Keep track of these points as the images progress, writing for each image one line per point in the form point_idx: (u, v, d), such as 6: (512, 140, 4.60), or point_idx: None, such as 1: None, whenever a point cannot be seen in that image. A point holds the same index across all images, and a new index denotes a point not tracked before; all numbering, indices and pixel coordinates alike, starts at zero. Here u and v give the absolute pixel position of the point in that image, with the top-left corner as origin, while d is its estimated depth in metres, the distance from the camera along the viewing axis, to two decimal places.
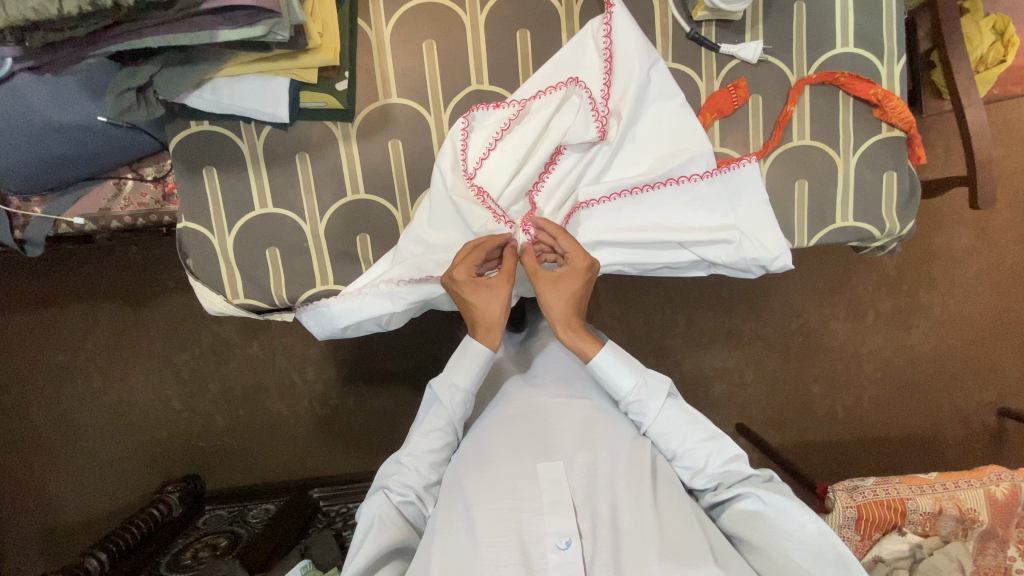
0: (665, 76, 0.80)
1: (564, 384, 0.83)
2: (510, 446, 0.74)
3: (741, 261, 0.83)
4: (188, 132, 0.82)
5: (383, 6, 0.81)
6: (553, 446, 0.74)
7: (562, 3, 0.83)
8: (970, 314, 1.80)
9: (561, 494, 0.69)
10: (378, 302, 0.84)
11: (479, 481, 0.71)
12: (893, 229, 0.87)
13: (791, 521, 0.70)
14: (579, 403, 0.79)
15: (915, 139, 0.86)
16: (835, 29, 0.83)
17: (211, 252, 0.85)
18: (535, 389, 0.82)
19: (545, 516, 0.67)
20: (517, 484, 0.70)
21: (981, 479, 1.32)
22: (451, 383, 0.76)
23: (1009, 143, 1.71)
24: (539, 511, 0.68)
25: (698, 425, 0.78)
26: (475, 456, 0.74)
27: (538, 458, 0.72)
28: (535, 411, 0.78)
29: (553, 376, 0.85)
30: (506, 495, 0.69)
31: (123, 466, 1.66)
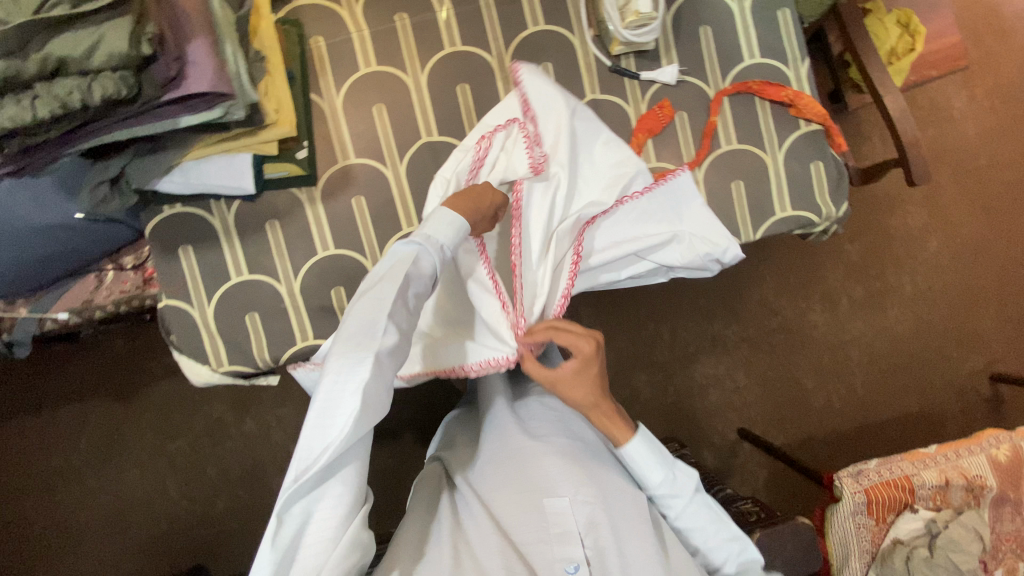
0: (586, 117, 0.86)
1: (567, 427, 0.82)
2: (516, 488, 0.74)
3: (696, 259, 0.89)
4: (163, 216, 0.87)
5: (332, 80, 0.89)
6: (556, 478, 0.74)
7: (494, 56, 0.91)
8: (940, 287, 1.86)
9: (568, 527, 0.70)
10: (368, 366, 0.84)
11: (489, 522, 0.72)
12: (830, 213, 0.93)
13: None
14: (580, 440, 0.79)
15: (833, 130, 0.94)
16: (741, 45, 0.93)
17: (193, 325, 0.88)
18: (537, 432, 0.80)
19: (553, 544, 0.69)
20: (525, 520, 0.71)
21: (980, 444, 1.33)
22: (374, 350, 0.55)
23: (938, 124, 1.84)
24: (545, 539, 0.69)
25: (720, 523, 0.76)
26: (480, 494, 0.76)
27: (544, 493, 0.72)
28: (535, 446, 0.77)
29: (550, 408, 0.85)
30: (515, 535, 0.70)
31: (124, 566, 1.61)
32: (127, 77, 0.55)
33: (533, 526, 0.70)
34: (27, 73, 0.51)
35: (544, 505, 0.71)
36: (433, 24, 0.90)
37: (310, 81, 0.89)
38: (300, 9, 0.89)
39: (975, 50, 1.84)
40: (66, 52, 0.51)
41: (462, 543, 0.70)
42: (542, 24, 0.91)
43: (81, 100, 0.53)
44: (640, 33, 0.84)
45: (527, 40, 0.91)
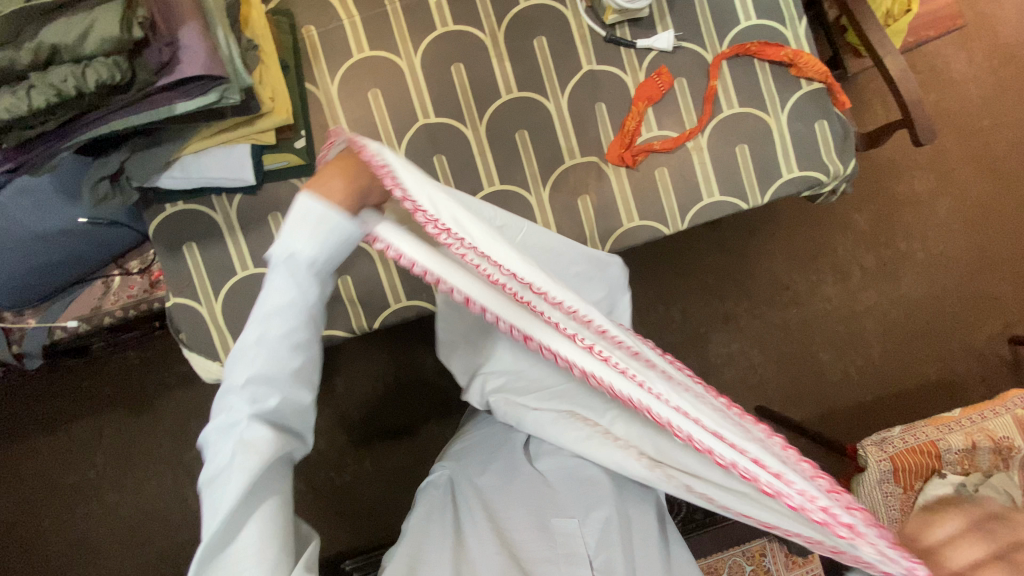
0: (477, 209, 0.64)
1: None
2: (525, 500, 0.74)
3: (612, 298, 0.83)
4: (166, 215, 0.87)
5: (326, 68, 0.89)
6: (566, 504, 0.73)
7: (486, 34, 0.90)
8: (953, 252, 1.83)
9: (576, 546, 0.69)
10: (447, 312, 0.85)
11: (491, 525, 0.71)
12: (838, 171, 0.92)
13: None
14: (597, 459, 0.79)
15: (836, 88, 0.92)
16: (736, 7, 0.91)
17: (202, 323, 0.88)
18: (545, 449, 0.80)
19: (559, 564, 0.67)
20: (533, 534, 0.69)
21: (1005, 405, 1.30)
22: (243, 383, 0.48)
23: (940, 86, 1.81)
24: (552, 558, 0.67)
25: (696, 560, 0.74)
26: (487, 500, 0.75)
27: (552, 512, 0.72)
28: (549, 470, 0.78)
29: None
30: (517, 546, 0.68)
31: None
32: (120, 62, 0.54)
33: (542, 543, 0.69)
34: (20, 63, 0.50)
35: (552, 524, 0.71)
36: (424, 5, 0.89)
37: (303, 71, 0.88)
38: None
39: (972, 9, 1.82)
40: (58, 39, 0.51)
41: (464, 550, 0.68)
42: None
43: (75, 86, 0.52)
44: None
45: (518, 16, 0.90)
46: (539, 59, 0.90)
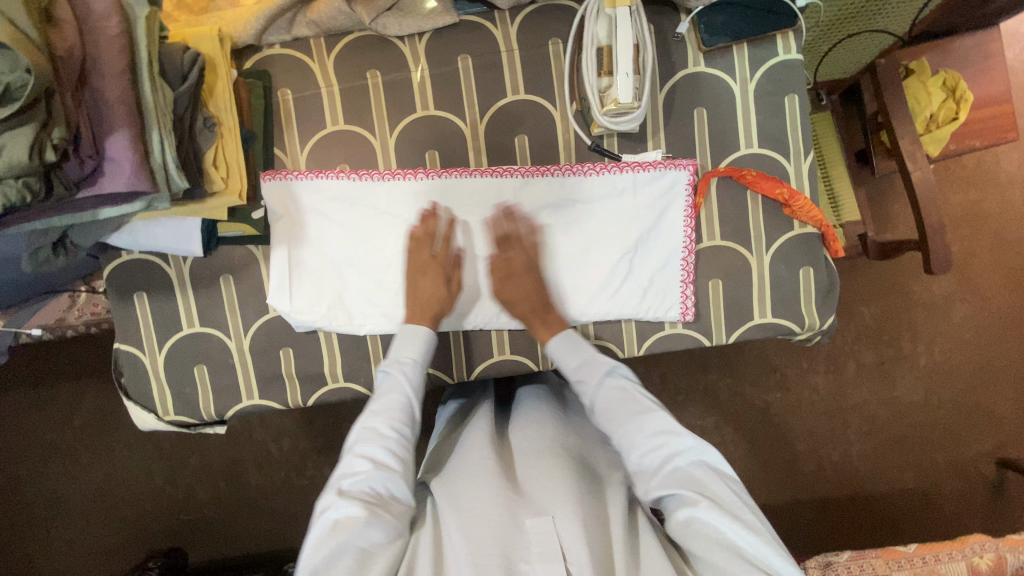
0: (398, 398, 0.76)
1: (543, 431, 0.85)
2: (505, 491, 0.75)
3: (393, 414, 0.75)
4: (120, 261, 0.87)
5: (297, 136, 0.85)
6: (543, 500, 0.74)
7: (468, 123, 0.86)
8: (957, 362, 1.74)
9: (550, 544, 0.69)
10: (394, 390, 0.77)
11: (470, 520, 0.72)
12: (814, 324, 0.87)
13: (563, 360, 0.81)
14: (555, 443, 0.83)
15: (831, 235, 0.85)
16: (738, 132, 0.85)
17: (144, 371, 0.89)
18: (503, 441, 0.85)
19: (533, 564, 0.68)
20: (511, 527, 0.71)
21: (963, 551, 1.25)
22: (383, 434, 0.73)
23: (982, 186, 1.68)
24: (528, 558, 0.69)
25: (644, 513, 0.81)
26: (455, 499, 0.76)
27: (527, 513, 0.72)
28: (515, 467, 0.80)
29: (534, 424, 0.88)
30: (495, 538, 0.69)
31: (112, 540, 1.74)
32: (32, 182, 0.52)
33: (516, 539, 0.70)
34: None
35: (525, 525, 0.71)
36: (407, 84, 0.85)
37: (273, 137, 0.85)
38: (269, 58, 0.84)
39: None
40: None
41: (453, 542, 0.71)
42: (522, 93, 0.85)
43: None
44: (619, 121, 0.78)
45: (503, 109, 0.85)
46: (519, 157, 0.86)
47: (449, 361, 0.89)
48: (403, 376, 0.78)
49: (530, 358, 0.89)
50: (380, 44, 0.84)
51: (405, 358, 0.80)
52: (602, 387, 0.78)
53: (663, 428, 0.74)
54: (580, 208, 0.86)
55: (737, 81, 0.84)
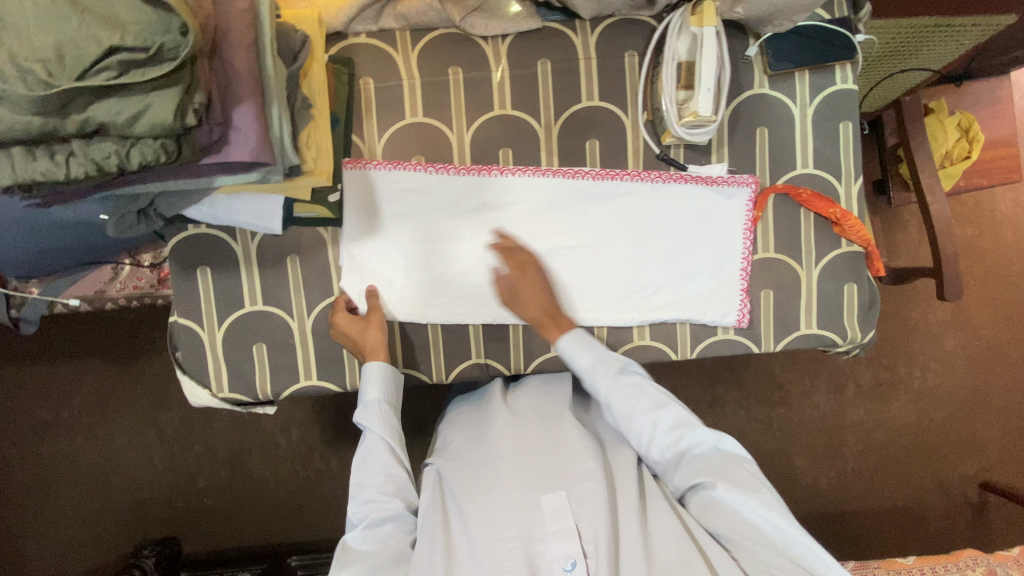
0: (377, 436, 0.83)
1: (550, 412, 0.87)
2: (519, 472, 0.78)
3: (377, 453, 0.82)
4: (186, 234, 0.87)
5: (376, 124, 0.87)
6: (556, 477, 0.77)
7: (542, 125, 0.89)
8: (948, 388, 1.83)
9: (566, 521, 0.73)
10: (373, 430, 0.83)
11: (488, 507, 0.75)
12: (855, 337, 0.92)
13: (576, 358, 0.85)
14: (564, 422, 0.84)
15: (875, 255, 0.91)
16: (796, 152, 0.90)
17: (200, 347, 0.88)
18: (513, 419, 0.87)
19: (552, 541, 0.72)
20: (524, 507, 0.75)
21: (957, 564, 1.32)
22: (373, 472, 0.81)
23: (979, 224, 1.79)
24: (545, 535, 0.72)
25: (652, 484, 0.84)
26: (471, 481, 0.79)
27: (542, 489, 0.76)
28: (525, 441, 0.83)
29: (541, 404, 0.89)
30: (515, 525, 0.73)
31: (105, 526, 1.68)
32: (168, 144, 0.53)
33: (534, 518, 0.74)
34: (66, 131, 0.50)
35: (542, 501, 0.75)
36: (487, 82, 0.88)
37: (353, 123, 0.87)
38: (354, 46, 0.86)
39: None
40: (109, 118, 0.50)
41: (470, 527, 0.74)
42: (596, 100, 0.89)
43: (118, 163, 0.53)
44: (694, 133, 0.82)
45: (577, 114, 0.89)
46: (589, 160, 0.90)
47: (507, 354, 0.91)
48: (376, 411, 0.84)
49: None
50: (464, 42, 0.87)
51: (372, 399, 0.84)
52: (616, 384, 0.83)
53: (678, 422, 0.81)
54: (643, 214, 0.90)
55: (797, 105, 0.90)
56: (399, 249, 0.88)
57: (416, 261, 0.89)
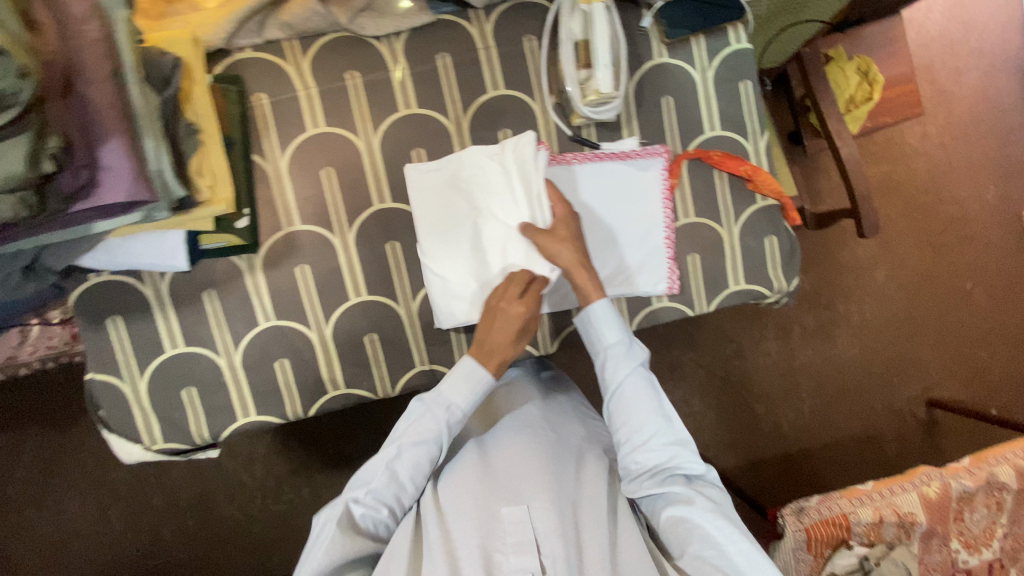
0: (433, 437, 0.81)
1: (529, 427, 0.87)
2: (488, 492, 0.78)
3: (428, 450, 0.81)
4: (88, 285, 0.82)
5: (277, 141, 0.83)
6: (520, 491, 0.78)
7: (451, 119, 0.87)
8: (886, 318, 1.93)
9: (525, 534, 0.74)
10: (434, 428, 0.81)
11: (456, 526, 0.75)
12: (781, 287, 0.95)
13: (603, 330, 0.83)
14: (540, 438, 0.85)
15: (789, 206, 0.94)
16: (702, 116, 0.92)
17: (125, 400, 0.83)
18: (494, 440, 0.87)
19: (510, 556, 0.72)
20: (487, 522, 0.75)
21: (912, 482, 1.41)
22: (405, 467, 0.80)
23: (892, 159, 1.89)
24: (503, 550, 0.73)
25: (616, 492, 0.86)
26: (443, 506, 0.79)
27: (507, 504, 0.76)
28: (497, 461, 0.83)
29: (518, 419, 0.89)
30: (479, 538, 0.73)
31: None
32: (28, 199, 0.50)
33: (496, 532, 0.74)
34: None
35: (503, 515, 0.75)
36: (386, 83, 0.85)
37: (251, 143, 0.82)
38: (241, 62, 0.82)
39: (929, 88, 1.88)
40: None
41: (434, 542, 0.74)
42: (501, 89, 0.88)
43: None
44: (600, 111, 0.83)
45: (484, 105, 0.88)
46: None
47: (450, 357, 0.90)
48: (455, 413, 0.82)
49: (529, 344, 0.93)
50: (356, 44, 0.84)
51: (456, 403, 0.82)
52: (632, 373, 0.83)
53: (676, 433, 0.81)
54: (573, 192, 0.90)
55: (697, 70, 0.92)
56: (324, 266, 0.85)
57: (342, 274, 0.86)
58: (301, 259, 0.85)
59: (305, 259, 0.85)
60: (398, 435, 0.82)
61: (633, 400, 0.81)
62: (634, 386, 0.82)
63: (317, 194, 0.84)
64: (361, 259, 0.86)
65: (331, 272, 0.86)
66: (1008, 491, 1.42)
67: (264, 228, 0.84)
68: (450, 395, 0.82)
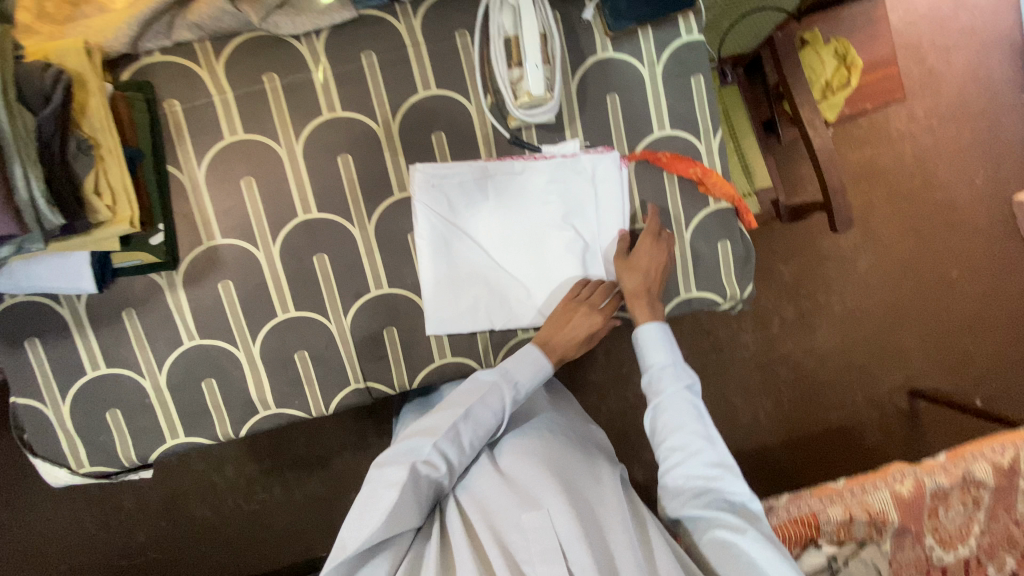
0: (496, 416, 0.80)
1: (537, 437, 0.85)
2: (508, 501, 0.75)
3: (485, 428, 0.79)
4: (3, 306, 0.78)
5: (193, 150, 0.78)
6: (536, 496, 0.75)
7: (380, 123, 0.82)
8: (871, 308, 1.87)
9: (549, 542, 0.70)
10: (499, 405, 0.80)
11: (482, 539, 0.72)
12: (735, 294, 0.91)
13: (651, 354, 0.83)
14: (550, 446, 0.83)
15: (744, 209, 0.90)
16: (651, 114, 0.87)
17: (47, 424, 0.81)
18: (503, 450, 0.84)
19: (536, 564, 0.70)
20: (509, 530, 0.73)
21: (886, 479, 1.27)
22: (459, 441, 0.78)
23: (878, 144, 1.81)
24: (531, 559, 0.70)
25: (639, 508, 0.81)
26: (466, 520, 0.76)
27: (525, 510, 0.73)
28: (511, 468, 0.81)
29: (525, 430, 0.86)
30: (503, 549, 0.70)
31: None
32: None
33: (519, 540, 0.71)
34: None
35: (524, 522, 0.72)
36: (309, 86, 0.80)
37: (165, 154, 0.78)
38: (150, 67, 0.77)
39: (916, 68, 1.79)
40: None
41: (461, 555, 0.71)
42: (433, 89, 0.82)
43: None
44: (533, 114, 0.78)
45: (415, 108, 0.82)
46: (437, 155, 0.84)
47: (387, 373, 0.86)
48: (518, 394, 0.81)
49: (471, 358, 0.88)
50: (274, 44, 0.79)
51: (521, 382, 0.82)
52: (677, 395, 0.79)
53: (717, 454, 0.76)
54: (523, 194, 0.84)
55: (645, 64, 0.86)
56: (249, 281, 0.81)
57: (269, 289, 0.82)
58: (224, 275, 0.81)
59: (229, 274, 0.81)
60: (456, 402, 0.79)
61: (675, 417, 0.78)
62: (678, 405, 0.78)
63: (238, 206, 0.80)
64: (288, 273, 0.82)
65: (257, 288, 0.82)
66: (986, 488, 1.28)
67: (183, 244, 0.80)
68: (518, 378, 0.82)
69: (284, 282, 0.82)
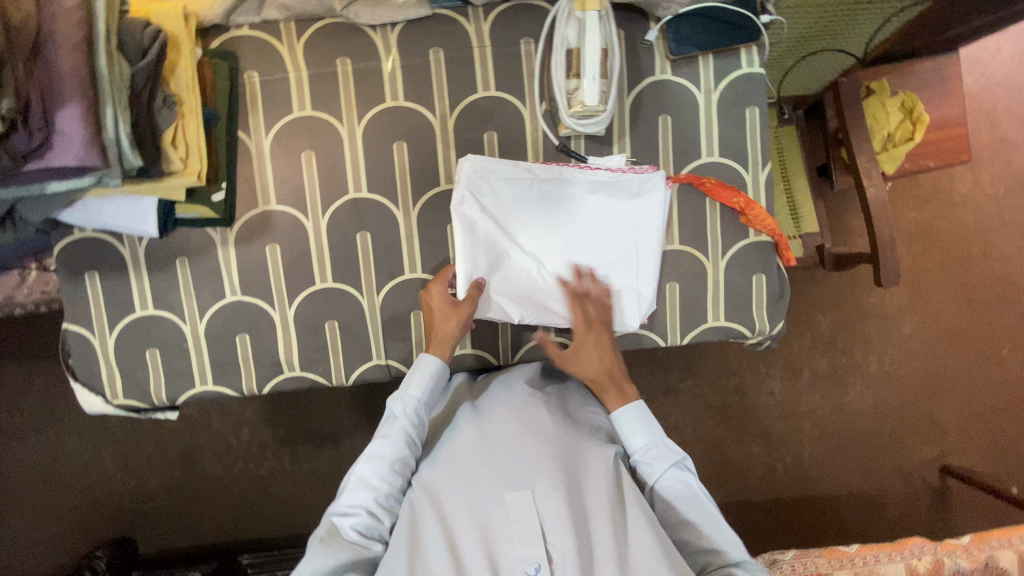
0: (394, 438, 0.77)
1: (519, 406, 0.79)
2: (486, 473, 0.71)
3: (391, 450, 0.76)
4: (72, 239, 0.85)
5: (262, 120, 0.84)
6: (520, 472, 0.71)
7: (437, 116, 0.86)
8: (909, 374, 1.79)
9: (530, 522, 0.66)
10: (399, 423, 0.78)
11: (454, 512, 0.69)
12: (763, 329, 0.90)
13: (629, 438, 0.79)
14: (536, 416, 0.78)
15: (783, 244, 0.89)
16: (700, 140, 0.87)
17: (93, 353, 0.87)
18: (486, 417, 0.79)
19: (514, 544, 0.66)
20: (486, 508, 0.69)
21: (901, 552, 1.20)
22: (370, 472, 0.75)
23: (938, 205, 1.75)
24: (508, 538, 0.66)
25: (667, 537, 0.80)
26: (438, 493, 0.72)
27: (507, 487, 0.69)
28: (484, 438, 0.76)
29: (508, 401, 0.81)
30: (477, 524, 0.67)
31: (19, 544, 1.54)
32: None
33: (496, 518, 0.68)
34: None
35: (505, 499, 0.68)
36: (376, 73, 0.84)
37: (237, 119, 0.84)
38: (237, 40, 0.83)
39: (988, 133, 1.73)
40: None
41: (433, 536, 0.68)
42: (492, 90, 0.86)
43: None
44: (584, 123, 0.80)
45: (472, 105, 0.86)
46: (487, 153, 0.87)
47: (408, 355, 0.89)
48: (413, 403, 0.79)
49: (489, 353, 0.91)
50: (351, 32, 0.84)
51: (411, 394, 0.80)
52: (664, 476, 0.77)
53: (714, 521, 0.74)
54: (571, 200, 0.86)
55: (701, 91, 0.87)
56: (295, 247, 0.86)
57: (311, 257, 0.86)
58: (272, 238, 0.86)
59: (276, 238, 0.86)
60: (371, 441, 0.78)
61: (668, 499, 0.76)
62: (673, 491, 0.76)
63: (295, 175, 0.85)
64: (331, 244, 0.86)
65: (300, 254, 0.86)
66: None
67: (240, 203, 0.85)
68: (412, 392, 0.80)
69: (327, 253, 0.86)
